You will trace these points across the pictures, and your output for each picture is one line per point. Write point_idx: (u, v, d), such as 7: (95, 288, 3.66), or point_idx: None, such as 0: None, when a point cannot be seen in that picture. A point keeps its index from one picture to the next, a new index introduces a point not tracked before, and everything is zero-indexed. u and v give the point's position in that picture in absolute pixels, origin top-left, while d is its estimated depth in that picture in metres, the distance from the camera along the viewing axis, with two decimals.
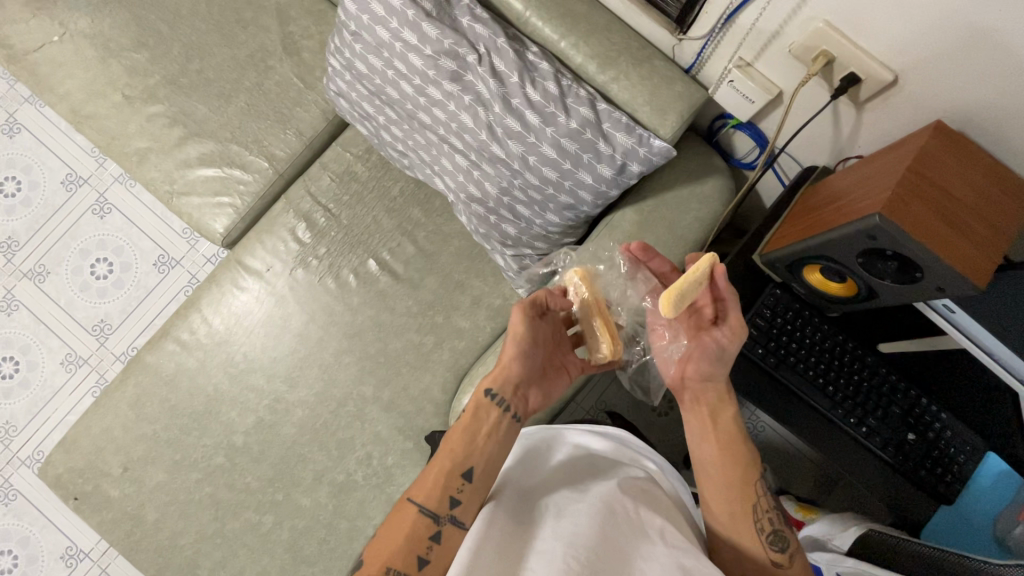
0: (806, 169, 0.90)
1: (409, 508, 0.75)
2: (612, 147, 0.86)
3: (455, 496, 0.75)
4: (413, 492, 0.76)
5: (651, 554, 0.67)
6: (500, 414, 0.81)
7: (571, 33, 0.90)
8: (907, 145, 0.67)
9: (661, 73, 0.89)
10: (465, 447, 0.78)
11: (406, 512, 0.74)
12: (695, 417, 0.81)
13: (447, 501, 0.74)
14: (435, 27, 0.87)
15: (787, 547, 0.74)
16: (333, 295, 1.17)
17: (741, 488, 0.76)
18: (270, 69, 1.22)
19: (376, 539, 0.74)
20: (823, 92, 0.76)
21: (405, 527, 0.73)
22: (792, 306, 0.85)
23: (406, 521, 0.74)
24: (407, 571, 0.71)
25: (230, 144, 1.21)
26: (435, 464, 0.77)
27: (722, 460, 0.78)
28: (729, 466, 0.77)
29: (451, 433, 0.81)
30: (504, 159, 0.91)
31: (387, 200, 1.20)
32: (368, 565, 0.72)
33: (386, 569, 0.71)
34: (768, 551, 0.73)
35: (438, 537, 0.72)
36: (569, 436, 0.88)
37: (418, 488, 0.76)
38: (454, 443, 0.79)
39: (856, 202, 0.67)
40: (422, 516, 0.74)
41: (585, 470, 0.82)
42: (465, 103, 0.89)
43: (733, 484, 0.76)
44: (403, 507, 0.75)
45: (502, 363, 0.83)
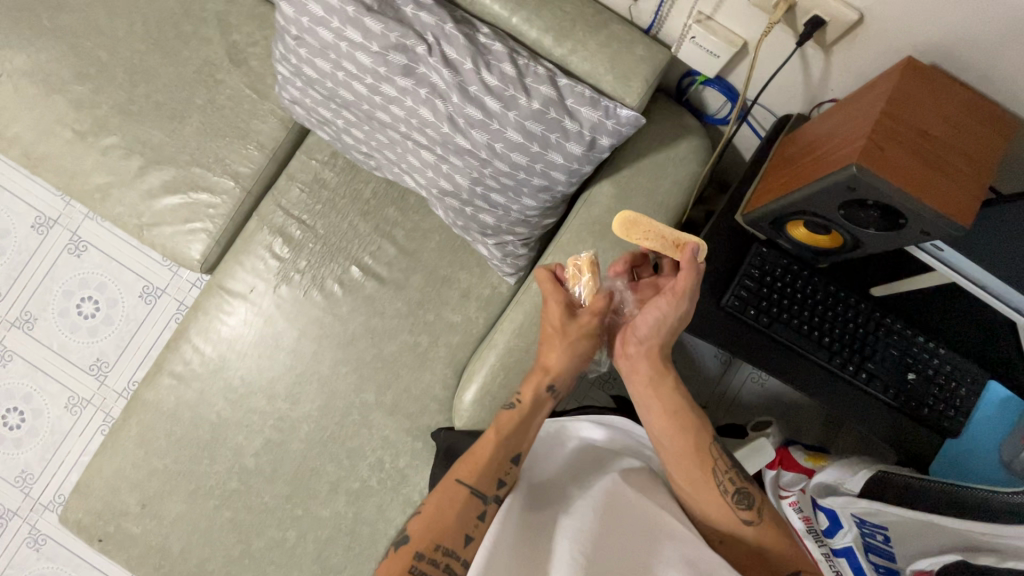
0: (780, 119, 0.87)
1: (461, 486, 0.74)
2: (578, 123, 0.83)
3: (502, 479, 0.76)
4: (464, 472, 0.75)
5: (657, 552, 0.69)
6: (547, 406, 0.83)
7: (522, 8, 0.86)
8: (876, 85, 0.65)
9: (620, 37, 0.85)
10: (516, 435, 0.79)
11: (455, 492, 0.73)
12: (636, 387, 0.82)
13: (497, 483, 0.75)
14: (379, 20, 0.81)
15: (754, 503, 0.76)
16: (321, 306, 1.15)
17: (697, 453, 0.78)
18: (220, 83, 1.18)
19: (425, 515, 0.72)
20: (790, 38, 0.72)
21: (455, 505, 0.72)
22: (779, 263, 0.83)
23: (456, 500, 0.73)
24: (455, 547, 0.70)
25: (192, 167, 1.17)
26: (488, 444, 0.77)
27: (671, 431, 0.79)
28: (676, 435, 0.79)
29: (501, 420, 0.80)
30: (471, 150, 0.89)
31: (360, 204, 1.17)
32: (416, 541, 0.70)
33: (436, 546, 0.69)
34: (737, 511, 0.76)
35: (486, 516, 0.72)
36: (575, 428, 0.89)
37: (467, 467, 0.76)
38: (510, 430, 0.79)
39: (832, 153, 0.64)
40: (474, 496, 0.73)
41: (590, 464, 0.83)
42: (422, 97, 0.85)
43: (685, 452, 0.78)
44: (453, 486, 0.74)
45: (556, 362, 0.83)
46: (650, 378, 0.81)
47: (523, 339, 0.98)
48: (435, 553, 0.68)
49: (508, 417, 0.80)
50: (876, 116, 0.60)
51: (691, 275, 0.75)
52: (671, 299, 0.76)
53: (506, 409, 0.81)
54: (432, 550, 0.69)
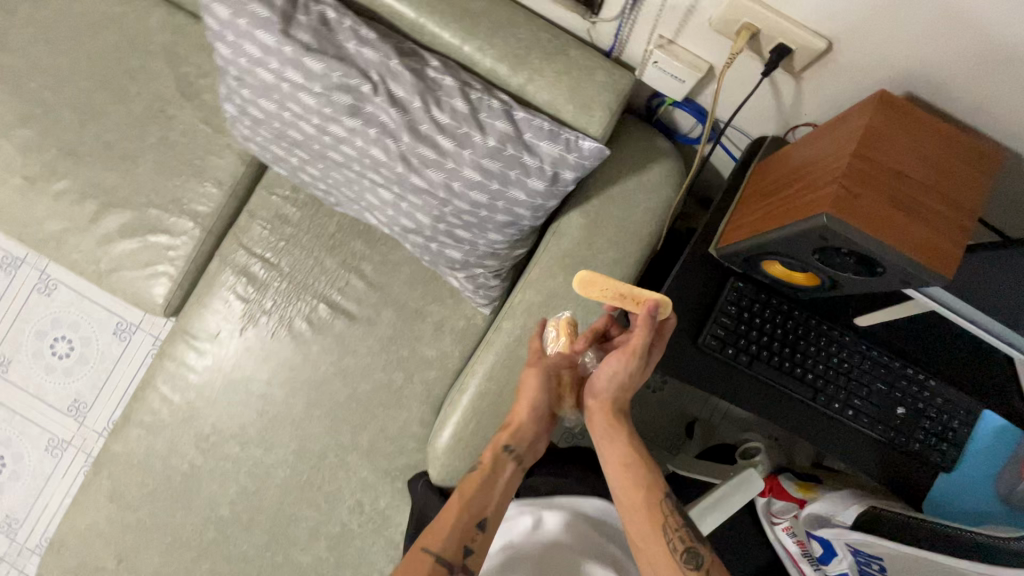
0: (755, 141, 0.81)
1: (424, 556, 0.70)
2: (538, 158, 0.78)
3: (468, 546, 0.72)
4: (427, 539, 0.72)
5: None
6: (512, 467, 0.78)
7: (472, 36, 0.80)
8: (841, 123, 0.60)
9: (579, 63, 0.80)
10: (481, 495, 0.75)
11: (418, 562, 0.70)
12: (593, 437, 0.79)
13: (463, 551, 0.71)
14: (319, 59, 0.76)
15: (703, 563, 0.71)
16: (289, 348, 1.11)
17: (650, 510, 0.74)
18: (172, 119, 1.13)
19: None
20: (757, 64, 0.66)
21: None
22: (758, 298, 0.78)
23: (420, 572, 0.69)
24: None
25: (148, 208, 1.12)
26: (450, 512, 0.73)
27: (625, 484, 0.75)
28: (629, 488, 0.75)
29: (465, 481, 0.76)
30: (428, 189, 0.84)
31: (324, 238, 1.12)
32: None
33: None
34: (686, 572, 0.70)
35: None
36: (544, 513, 0.91)
37: (431, 533, 0.72)
38: (476, 492, 0.75)
39: (803, 195, 0.59)
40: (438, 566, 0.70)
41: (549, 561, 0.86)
42: (372, 137, 0.80)
43: (637, 506, 0.74)
44: (417, 555, 0.71)
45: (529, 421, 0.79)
46: (604, 428, 0.77)
47: (496, 381, 0.94)
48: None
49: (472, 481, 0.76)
50: (839, 158, 0.56)
51: (647, 332, 0.71)
52: (624, 355, 0.73)
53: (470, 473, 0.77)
54: None
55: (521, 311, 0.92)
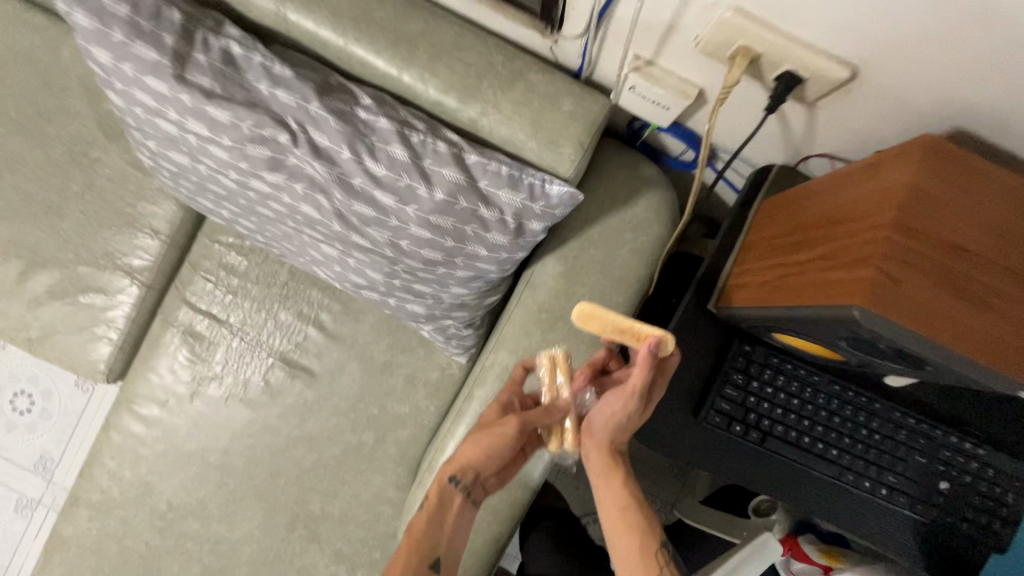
0: (759, 171, 0.68)
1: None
2: (496, 210, 0.65)
3: None
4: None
5: None
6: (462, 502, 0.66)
7: (411, 63, 0.66)
8: (868, 173, 0.47)
9: (542, 90, 0.66)
10: (429, 535, 0.64)
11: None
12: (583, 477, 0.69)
13: None
14: (224, 107, 0.62)
15: None
16: (246, 412, 1.00)
17: (641, 558, 0.61)
18: (97, 162, 1.00)
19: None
20: (760, 91, 0.53)
21: None
22: (768, 364, 0.65)
23: None
24: None
25: (78, 267, 1.00)
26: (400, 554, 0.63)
27: (615, 529, 0.64)
28: (619, 533, 0.63)
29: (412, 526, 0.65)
30: (373, 248, 0.71)
31: (276, 288, 1.00)
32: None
33: None
34: None
35: None
36: None
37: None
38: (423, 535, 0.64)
39: (823, 269, 0.46)
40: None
41: None
42: (299, 194, 0.67)
43: (627, 556, 0.62)
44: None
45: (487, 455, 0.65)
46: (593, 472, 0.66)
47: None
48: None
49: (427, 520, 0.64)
50: (870, 228, 0.43)
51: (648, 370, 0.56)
52: (621, 398, 0.59)
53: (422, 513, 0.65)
54: None
55: (494, 376, 0.80)
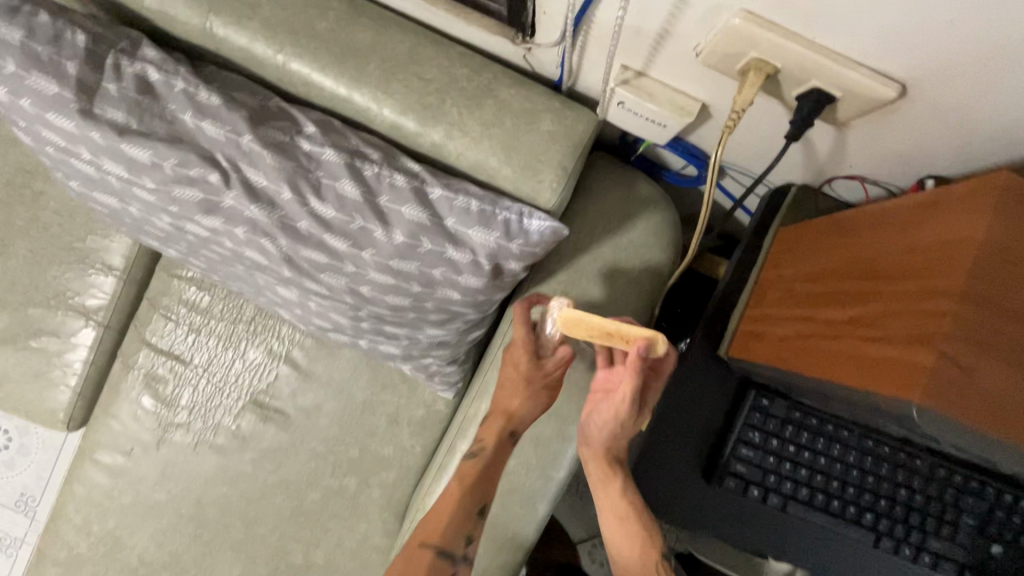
0: (776, 190, 0.59)
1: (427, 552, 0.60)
2: (466, 251, 0.56)
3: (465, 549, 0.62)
4: (431, 529, 0.62)
5: None
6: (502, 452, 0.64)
7: (361, 80, 0.56)
8: (918, 218, 0.37)
9: (515, 106, 0.56)
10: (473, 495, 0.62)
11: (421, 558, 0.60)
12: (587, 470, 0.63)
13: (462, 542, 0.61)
14: (143, 145, 0.53)
15: None
16: (218, 459, 0.92)
17: None
18: (40, 195, 0.91)
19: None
20: (778, 106, 0.43)
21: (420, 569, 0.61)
22: (790, 419, 0.56)
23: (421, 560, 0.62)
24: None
25: (28, 309, 0.92)
26: (453, 495, 0.63)
27: (620, 548, 0.58)
28: (624, 554, 0.57)
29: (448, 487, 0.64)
30: (332, 294, 0.62)
31: (242, 324, 0.92)
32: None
33: None
34: None
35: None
36: None
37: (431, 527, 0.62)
38: (476, 478, 0.63)
39: (866, 339, 0.37)
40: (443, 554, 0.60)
41: None
42: (241, 238, 0.58)
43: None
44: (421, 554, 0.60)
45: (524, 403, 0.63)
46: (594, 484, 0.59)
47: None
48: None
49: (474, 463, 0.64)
50: (927, 293, 0.33)
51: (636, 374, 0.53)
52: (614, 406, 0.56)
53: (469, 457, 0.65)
54: None
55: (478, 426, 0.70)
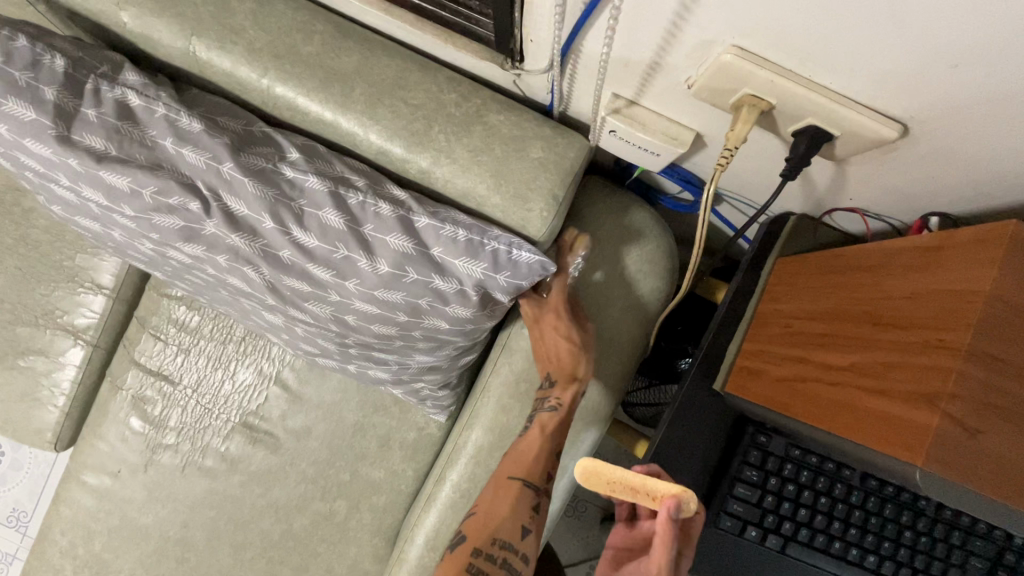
0: (774, 219, 0.57)
1: (516, 484, 0.59)
2: (453, 282, 0.54)
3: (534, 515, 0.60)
4: (520, 466, 0.61)
5: None
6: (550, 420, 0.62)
7: (348, 105, 0.55)
8: (921, 262, 0.35)
9: (505, 133, 0.55)
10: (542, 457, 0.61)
11: (508, 493, 0.59)
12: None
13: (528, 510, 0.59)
14: (121, 172, 0.52)
15: None
16: (206, 482, 0.91)
17: None
18: (31, 212, 0.90)
19: (480, 509, 0.60)
20: (773, 140, 0.41)
21: (506, 503, 0.59)
22: (789, 457, 0.54)
23: (504, 496, 0.60)
24: (511, 541, 0.57)
25: (17, 328, 0.91)
26: (534, 439, 0.62)
27: None
28: None
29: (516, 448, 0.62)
30: (318, 322, 0.61)
31: (233, 345, 0.90)
32: (472, 540, 0.58)
33: (493, 540, 0.57)
34: None
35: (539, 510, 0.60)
36: None
37: (518, 460, 0.61)
38: (556, 430, 0.62)
39: (866, 390, 0.35)
40: (528, 492, 0.60)
41: None
42: (223, 266, 0.57)
43: None
44: (504, 485, 0.60)
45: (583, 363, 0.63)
46: None
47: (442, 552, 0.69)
48: (491, 550, 0.56)
49: (553, 415, 0.62)
50: (928, 345, 0.31)
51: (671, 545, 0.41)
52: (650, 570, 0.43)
53: (546, 408, 0.63)
54: (490, 545, 0.56)
55: (467, 457, 0.68)
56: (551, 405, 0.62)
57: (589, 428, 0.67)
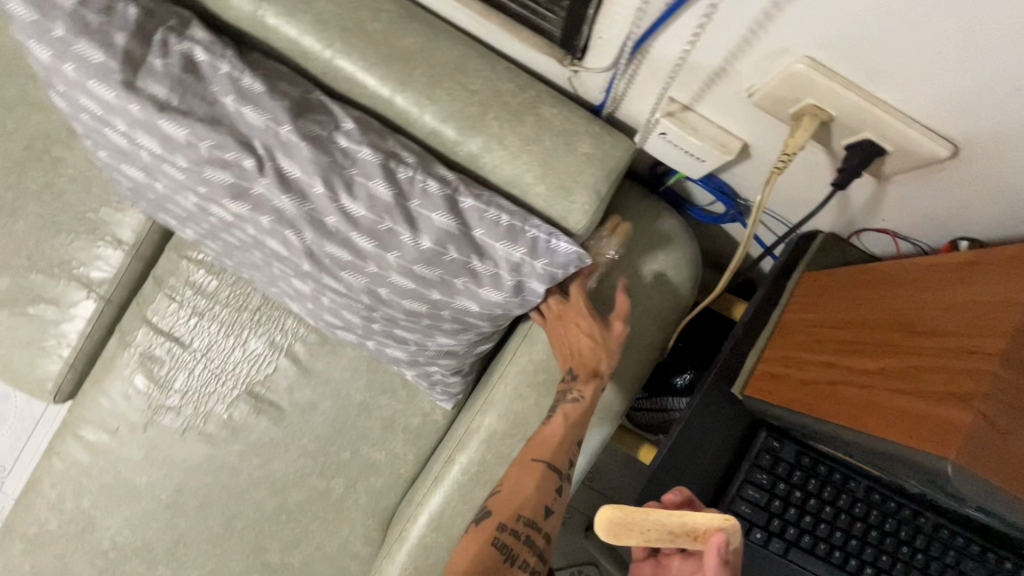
0: (802, 237, 0.59)
1: (543, 468, 0.61)
2: (490, 264, 0.56)
3: (560, 489, 0.61)
4: (545, 450, 0.62)
5: None
6: (575, 409, 0.63)
7: (407, 84, 0.57)
8: (957, 276, 0.37)
9: (556, 127, 0.57)
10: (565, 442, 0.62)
11: (534, 474, 0.61)
12: None
13: (555, 491, 0.61)
14: (181, 123, 0.53)
15: None
16: (205, 447, 0.90)
17: None
18: (59, 161, 0.90)
19: (504, 488, 0.61)
20: (823, 158, 0.44)
21: (532, 485, 0.60)
22: (799, 465, 0.57)
23: (530, 479, 0.61)
24: (535, 519, 0.59)
25: (30, 275, 0.90)
26: (558, 428, 0.62)
27: None
28: None
29: (538, 436, 0.63)
30: (349, 292, 0.62)
31: (248, 312, 0.90)
32: (497, 516, 0.59)
33: (518, 517, 0.58)
34: None
35: (563, 492, 0.61)
36: None
37: (544, 444, 0.62)
38: (578, 420, 0.63)
39: (896, 391, 0.37)
40: (553, 475, 0.61)
41: None
42: (264, 227, 0.58)
43: None
44: (530, 467, 0.61)
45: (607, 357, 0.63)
46: None
47: (444, 534, 0.69)
48: (515, 526, 0.58)
49: (576, 406, 0.63)
50: (964, 350, 0.33)
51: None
52: None
53: (569, 398, 0.63)
54: (515, 522, 0.58)
55: (478, 441, 0.69)
56: (574, 396, 0.63)
57: (600, 425, 0.68)
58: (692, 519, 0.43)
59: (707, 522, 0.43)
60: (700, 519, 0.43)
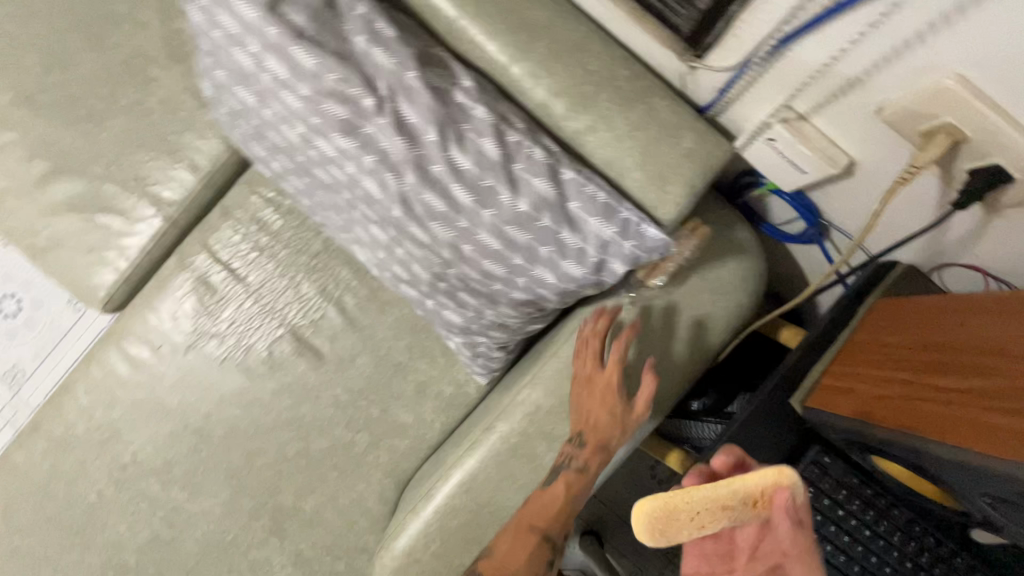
0: (881, 266, 0.61)
1: (537, 537, 0.66)
2: (580, 238, 0.57)
3: (550, 555, 0.67)
4: (541, 518, 0.66)
5: None
6: (576, 480, 0.67)
7: (528, 54, 0.59)
8: None
9: (662, 119, 0.59)
10: (561, 510, 0.67)
11: (528, 542, 0.66)
12: None
13: (546, 554, 0.66)
14: (313, 53, 0.56)
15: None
16: (240, 380, 0.92)
17: None
18: (153, 81, 0.93)
19: (498, 553, 0.66)
20: (940, 185, 0.48)
21: (526, 550, 0.66)
22: (845, 482, 0.58)
23: (524, 548, 0.66)
24: None
25: (104, 184, 0.93)
26: (557, 497, 0.67)
27: None
28: None
29: (536, 500, 0.67)
30: (430, 245, 0.63)
31: (306, 257, 0.92)
32: None
33: None
34: None
35: (553, 557, 0.67)
36: None
37: (541, 512, 0.66)
38: (578, 490, 0.67)
39: (987, 406, 0.38)
40: (546, 542, 0.66)
41: None
42: (365, 166, 0.59)
43: None
44: (524, 535, 0.66)
45: (620, 434, 0.66)
46: None
47: (472, 498, 0.70)
48: None
49: (577, 476, 0.67)
50: None
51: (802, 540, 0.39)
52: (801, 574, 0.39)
53: (573, 468, 0.67)
54: None
55: (522, 414, 0.69)
56: (576, 467, 0.67)
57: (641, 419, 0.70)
58: (746, 482, 0.40)
59: (763, 486, 0.40)
60: (751, 479, 0.40)
